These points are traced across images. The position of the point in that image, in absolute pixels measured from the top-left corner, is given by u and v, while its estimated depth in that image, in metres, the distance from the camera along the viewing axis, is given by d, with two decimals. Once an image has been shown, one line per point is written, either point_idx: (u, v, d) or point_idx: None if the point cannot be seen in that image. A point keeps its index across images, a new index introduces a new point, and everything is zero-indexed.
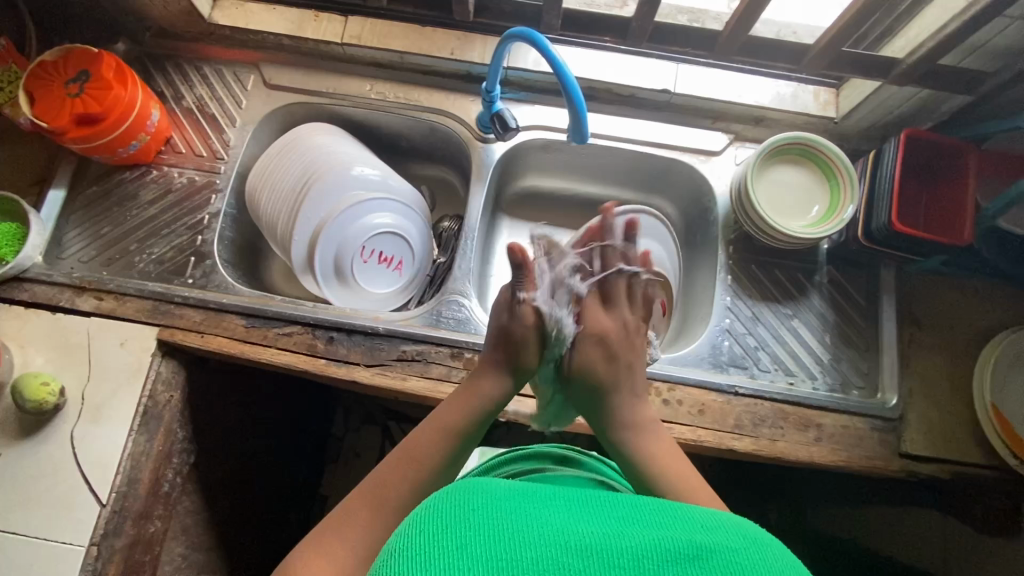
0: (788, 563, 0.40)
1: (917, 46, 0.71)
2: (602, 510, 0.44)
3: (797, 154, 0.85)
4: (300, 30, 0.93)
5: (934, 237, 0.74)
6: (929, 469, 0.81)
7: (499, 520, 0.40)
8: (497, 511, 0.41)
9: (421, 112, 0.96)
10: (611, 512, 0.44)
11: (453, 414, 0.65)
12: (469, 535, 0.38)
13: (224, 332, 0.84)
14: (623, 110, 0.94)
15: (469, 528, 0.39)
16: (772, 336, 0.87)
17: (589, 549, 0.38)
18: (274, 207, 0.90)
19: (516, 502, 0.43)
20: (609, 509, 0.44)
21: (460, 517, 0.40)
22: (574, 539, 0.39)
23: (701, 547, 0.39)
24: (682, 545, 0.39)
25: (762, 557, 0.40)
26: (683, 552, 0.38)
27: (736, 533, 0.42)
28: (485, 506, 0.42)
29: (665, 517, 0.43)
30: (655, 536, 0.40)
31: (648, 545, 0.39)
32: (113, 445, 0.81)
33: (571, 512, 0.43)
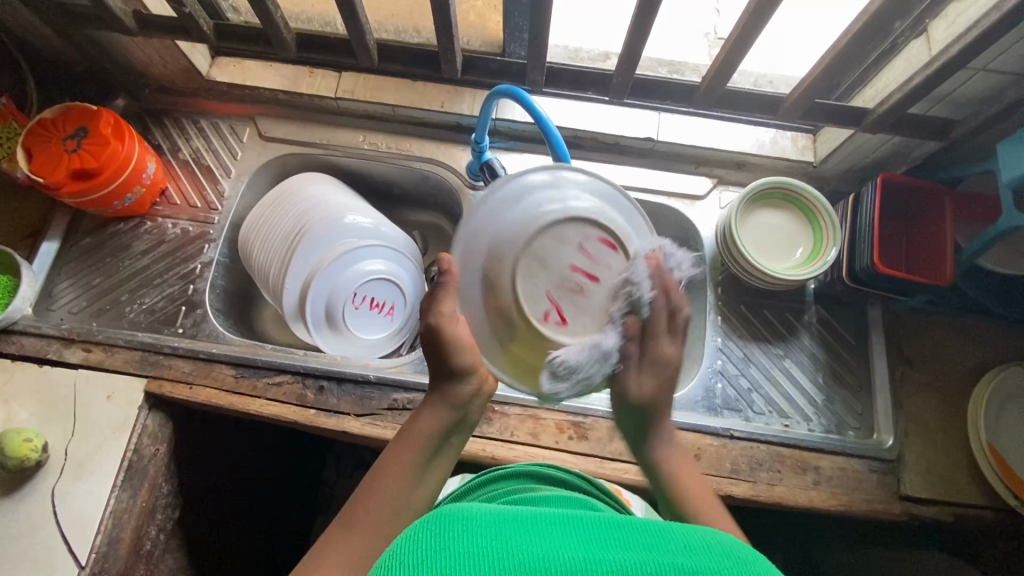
0: None
1: (887, 96, 0.74)
2: (586, 533, 0.43)
3: (780, 198, 0.87)
4: (295, 86, 0.97)
5: (917, 278, 0.76)
6: (931, 512, 0.79)
7: (475, 551, 0.40)
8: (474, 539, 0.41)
9: (412, 161, 0.98)
10: (593, 534, 0.43)
11: (427, 426, 0.62)
12: (449, 565, 0.39)
13: (214, 382, 0.83)
14: (609, 158, 0.97)
15: (449, 559, 0.39)
16: (765, 377, 0.87)
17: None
18: (266, 256, 0.91)
19: (502, 529, 0.42)
20: (596, 531, 0.43)
21: (437, 543, 0.41)
22: (551, 566, 0.38)
23: (683, 567, 0.38)
24: (663, 567, 0.38)
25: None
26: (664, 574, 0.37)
27: (720, 551, 0.40)
28: (464, 534, 0.41)
29: (644, 539, 0.42)
30: (636, 560, 0.39)
31: (628, 569, 0.38)
32: (95, 502, 0.78)
33: (554, 539, 0.42)
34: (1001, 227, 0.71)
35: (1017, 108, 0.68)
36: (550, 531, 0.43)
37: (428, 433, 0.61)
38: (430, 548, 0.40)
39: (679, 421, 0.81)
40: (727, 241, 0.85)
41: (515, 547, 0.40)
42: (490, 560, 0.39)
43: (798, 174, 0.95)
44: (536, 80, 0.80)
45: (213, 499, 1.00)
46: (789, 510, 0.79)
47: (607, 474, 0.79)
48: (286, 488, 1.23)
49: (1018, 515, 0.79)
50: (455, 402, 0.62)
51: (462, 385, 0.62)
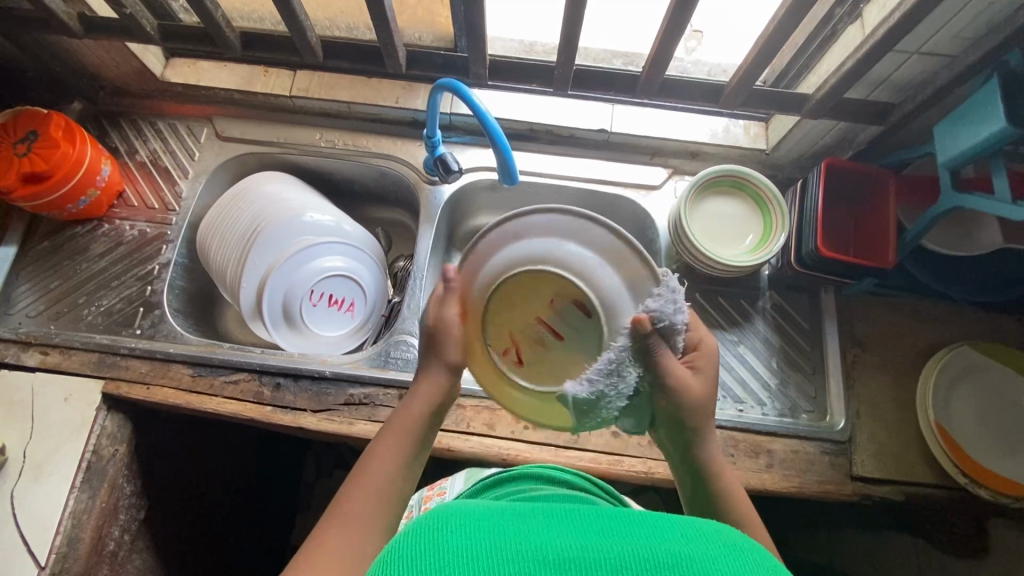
0: (767, 567, 0.40)
1: (824, 82, 0.74)
2: (584, 526, 0.44)
3: (730, 186, 0.87)
4: (249, 85, 0.97)
5: (860, 261, 0.77)
6: (882, 491, 0.81)
7: (476, 541, 0.40)
8: (477, 532, 0.41)
9: (369, 157, 0.99)
10: (593, 527, 0.44)
11: (407, 429, 0.58)
12: (453, 556, 0.39)
13: (170, 382, 0.84)
14: (564, 151, 0.98)
15: (453, 549, 0.40)
16: (719, 363, 0.88)
17: (567, 562, 0.39)
18: (223, 256, 0.91)
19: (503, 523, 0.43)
20: (596, 524, 0.45)
21: (444, 531, 0.41)
22: (552, 553, 0.39)
23: (680, 556, 0.39)
24: (660, 553, 0.39)
25: (745, 562, 0.39)
26: (661, 560, 0.38)
27: (716, 540, 0.42)
28: (466, 526, 0.42)
29: (643, 530, 0.43)
30: (634, 548, 0.40)
31: (626, 555, 0.39)
32: (54, 503, 0.79)
33: (552, 530, 0.43)
34: (940, 208, 0.72)
35: (949, 91, 0.69)
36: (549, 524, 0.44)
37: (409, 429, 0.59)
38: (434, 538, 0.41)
39: None
40: (678, 230, 0.86)
41: (517, 539, 0.41)
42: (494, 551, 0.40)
43: (752, 162, 0.96)
44: (480, 74, 0.80)
45: (182, 499, 1.01)
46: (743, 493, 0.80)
47: (562, 462, 0.79)
48: (262, 486, 1.23)
49: (966, 492, 0.80)
50: (435, 399, 0.59)
51: (449, 378, 0.59)
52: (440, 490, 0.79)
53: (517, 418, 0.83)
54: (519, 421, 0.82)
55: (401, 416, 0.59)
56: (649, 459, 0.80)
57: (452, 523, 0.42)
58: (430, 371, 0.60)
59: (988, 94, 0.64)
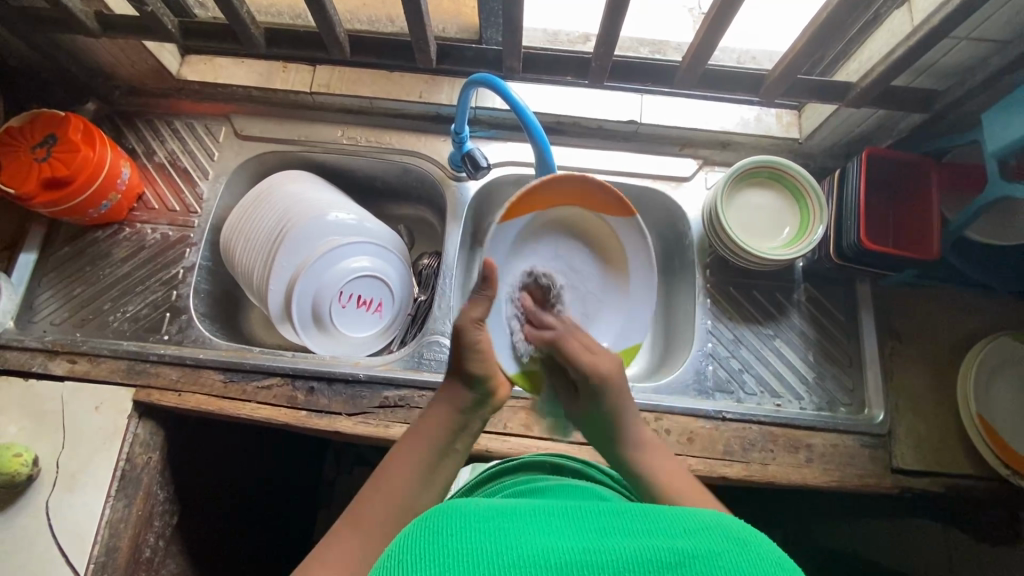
0: (774, 560, 0.39)
1: (869, 69, 0.72)
2: (585, 521, 0.43)
3: (767, 177, 0.86)
4: (268, 82, 0.94)
5: (904, 253, 0.75)
6: (922, 484, 0.80)
7: (475, 544, 0.39)
8: (471, 537, 0.40)
9: (393, 154, 0.96)
10: (597, 521, 0.43)
11: (432, 431, 0.60)
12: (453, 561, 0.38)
13: (202, 388, 0.82)
14: (593, 144, 0.96)
15: (453, 554, 0.38)
16: (756, 358, 0.87)
17: (570, 565, 0.38)
18: (249, 258, 0.89)
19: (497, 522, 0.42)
20: (599, 519, 0.43)
21: (438, 536, 0.40)
22: (554, 556, 0.38)
23: (684, 553, 0.38)
24: (663, 552, 0.38)
25: (748, 557, 0.39)
26: (664, 560, 0.38)
27: (721, 532, 0.41)
28: (467, 527, 0.41)
29: (645, 522, 0.42)
30: (638, 546, 0.39)
31: (630, 556, 0.38)
32: (90, 513, 0.78)
33: (553, 528, 0.42)
34: (987, 199, 0.71)
35: (1001, 77, 0.67)
36: (550, 523, 0.43)
37: (431, 434, 0.60)
38: (428, 550, 0.39)
39: (672, 406, 0.82)
40: (714, 223, 0.85)
41: (515, 539, 0.40)
42: (491, 559, 0.38)
43: (784, 151, 0.94)
44: (513, 67, 0.77)
45: (212, 504, 1.00)
46: (783, 489, 0.80)
47: (601, 461, 0.79)
48: (287, 486, 1.23)
49: (1007, 483, 0.79)
50: (460, 406, 0.63)
51: (470, 389, 0.64)
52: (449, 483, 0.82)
53: (555, 418, 0.82)
54: None
55: (428, 425, 0.61)
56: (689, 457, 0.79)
57: (450, 530, 0.41)
58: (449, 383, 0.65)
59: None
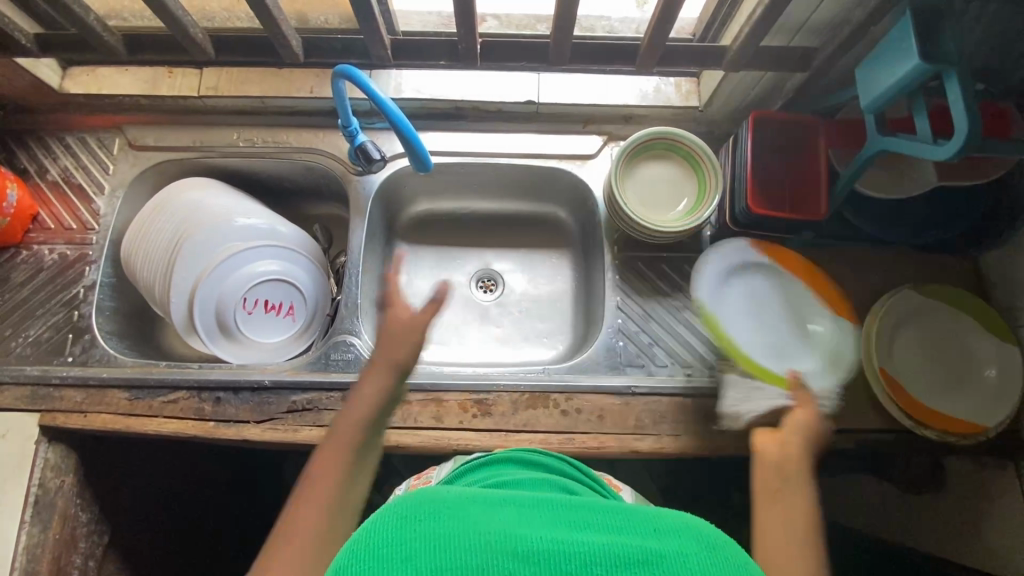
0: (738, 566, 0.42)
1: (739, 33, 0.70)
2: (560, 517, 0.46)
3: (663, 148, 0.85)
4: (155, 89, 0.92)
5: (793, 215, 0.75)
6: (832, 442, 0.81)
7: (453, 531, 0.41)
8: (446, 529, 0.42)
9: (292, 153, 0.94)
10: (574, 518, 0.46)
11: (357, 415, 0.61)
12: (421, 545, 0.41)
13: (108, 408, 0.81)
14: (494, 127, 0.94)
15: (426, 537, 0.41)
16: (666, 330, 0.87)
17: (537, 557, 0.40)
18: (149, 272, 0.88)
19: (467, 508, 0.44)
20: (589, 514, 0.46)
21: (408, 525, 0.42)
22: (522, 547, 0.41)
23: (654, 553, 0.41)
24: (635, 550, 0.41)
25: (717, 562, 0.41)
26: (634, 557, 0.41)
27: (693, 536, 0.43)
28: (443, 512, 0.43)
29: (625, 522, 0.45)
30: (605, 542, 0.42)
31: (596, 551, 0.41)
32: (5, 541, 0.78)
33: (524, 520, 0.44)
34: (867, 153, 0.70)
35: (865, 30, 0.66)
36: (525, 516, 0.45)
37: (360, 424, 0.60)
38: (396, 537, 0.41)
39: (581, 386, 0.82)
40: (612, 199, 0.84)
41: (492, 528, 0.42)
42: (466, 542, 0.41)
43: (687, 120, 0.93)
44: (383, 56, 0.73)
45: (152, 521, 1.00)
46: (696, 458, 0.80)
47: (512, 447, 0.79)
48: None
49: (914, 434, 0.80)
50: (375, 385, 0.64)
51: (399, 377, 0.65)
52: (425, 479, 0.75)
53: (465, 408, 0.81)
54: (467, 410, 0.81)
55: (358, 407, 0.62)
56: (600, 435, 0.80)
57: (424, 522, 0.42)
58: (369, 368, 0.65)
59: (902, 30, 0.60)
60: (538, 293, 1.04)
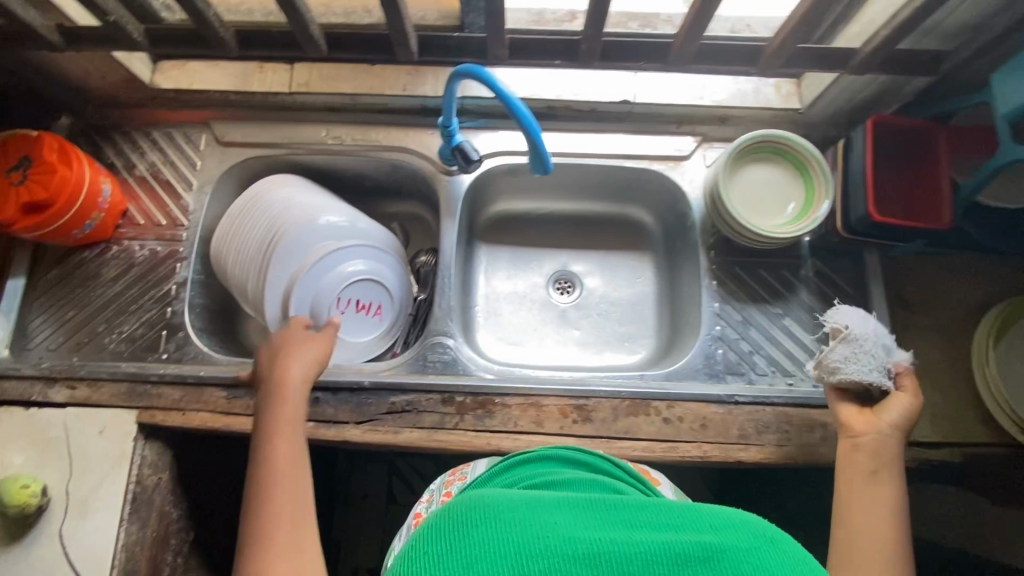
0: (804, 560, 0.40)
1: (873, 34, 0.68)
2: (618, 513, 0.43)
3: (770, 151, 0.83)
4: (246, 84, 0.91)
5: (914, 223, 0.73)
6: (941, 455, 0.79)
7: (505, 538, 0.40)
8: (494, 533, 0.40)
9: (381, 151, 0.93)
10: (619, 514, 0.43)
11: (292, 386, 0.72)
12: (476, 556, 0.39)
13: (206, 406, 0.81)
14: (587, 126, 0.92)
15: (479, 547, 0.40)
16: (766, 338, 0.85)
17: (594, 558, 0.39)
18: (242, 270, 0.87)
19: (516, 511, 0.42)
20: (634, 510, 0.43)
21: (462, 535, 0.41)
22: (579, 550, 0.39)
23: (712, 547, 0.39)
24: (691, 547, 0.39)
25: (781, 558, 0.39)
26: (688, 555, 0.39)
27: (750, 529, 0.41)
28: (490, 520, 0.41)
29: (678, 517, 0.42)
30: (662, 540, 0.40)
31: (654, 549, 0.39)
32: (105, 538, 0.77)
33: (581, 519, 0.42)
34: (1003, 160, 0.67)
35: (1010, 33, 0.64)
36: (575, 514, 0.42)
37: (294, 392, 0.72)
38: (453, 543, 0.40)
39: (682, 393, 0.81)
40: (716, 202, 0.82)
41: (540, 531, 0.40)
42: (514, 547, 0.39)
43: (785, 123, 0.91)
44: (499, 55, 0.72)
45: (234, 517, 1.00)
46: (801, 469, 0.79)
47: (615, 454, 0.78)
48: None
49: None
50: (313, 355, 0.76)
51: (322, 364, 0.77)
52: (462, 475, 0.69)
53: (565, 413, 0.80)
54: (567, 416, 0.80)
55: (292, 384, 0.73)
56: (703, 444, 0.78)
57: (481, 527, 0.41)
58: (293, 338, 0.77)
59: None
60: (618, 297, 1.01)
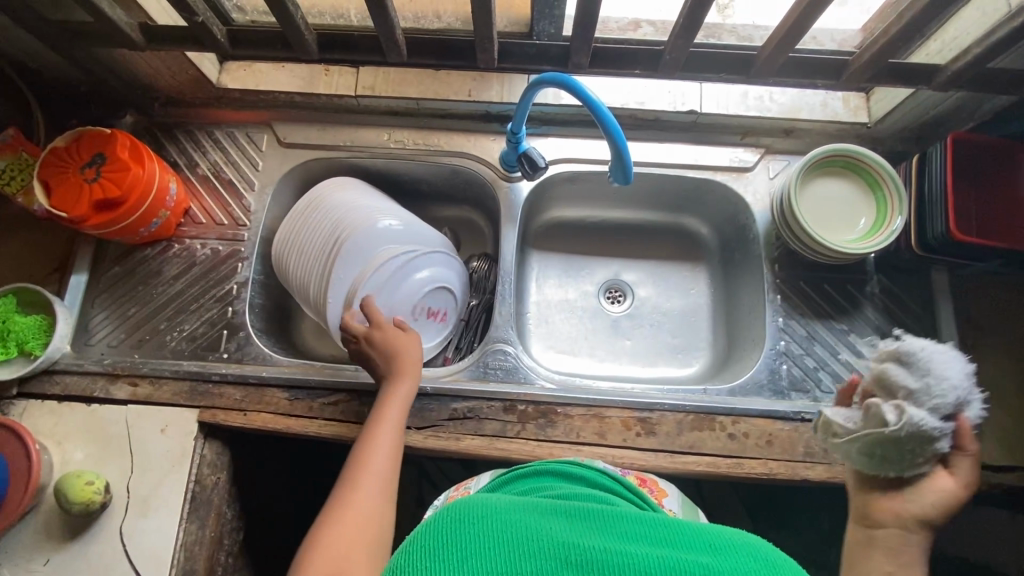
0: None
1: (962, 51, 0.67)
2: (606, 525, 0.47)
3: (841, 166, 0.82)
4: (311, 86, 0.92)
5: (995, 242, 0.72)
6: (1012, 480, 0.78)
7: (504, 534, 0.45)
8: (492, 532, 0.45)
9: (442, 156, 0.93)
10: (617, 528, 0.47)
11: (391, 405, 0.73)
12: (477, 544, 0.44)
13: (267, 407, 0.81)
14: (650, 136, 0.92)
15: (482, 537, 0.45)
16: (831, 354, 0.84)
17: (590, 562, 0.42)
18: (304, 271, 0.87)
19: (518, 516, 0.47)
20: (631, 524, 0.48)
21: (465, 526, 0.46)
22: (574, 553, 0.43)
23: (702, 566, 0.42)
24: (681, 561, 0.42)
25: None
26: (674, 565, 0.42)
27: (749, 554, 0.44)
28: (489, 517, 0.47)
29: (675, 535, 0.46)
30: (656, 552, 0.43)
31: (647, 559, 0.43)
32: (165, 538, 0.77)
33: (578, 526, 0.47)
34: None
35: None
36: (573, 524, 0.47)
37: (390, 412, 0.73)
38: (454, 533, 0.45)
39: (748, 408, 0.80)
40: (786, 216, 0.81)
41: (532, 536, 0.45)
42: (506, 544, 0.44)
43: (851, 137, 0.90)
44: (579, 64, 0.72)
45: (280, 519, 0.99)
46: None
47: (680, 469, 0.77)
48: None
49: None
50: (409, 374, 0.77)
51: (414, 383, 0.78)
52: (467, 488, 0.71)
53: (628, 425, 0.79)
54: (630, 428, 0.79)
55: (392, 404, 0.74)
56: (770, 460, 0.77)
57: (483, 523, 0.46)
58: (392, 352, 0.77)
59: None
60: (671, 308, 0.99)
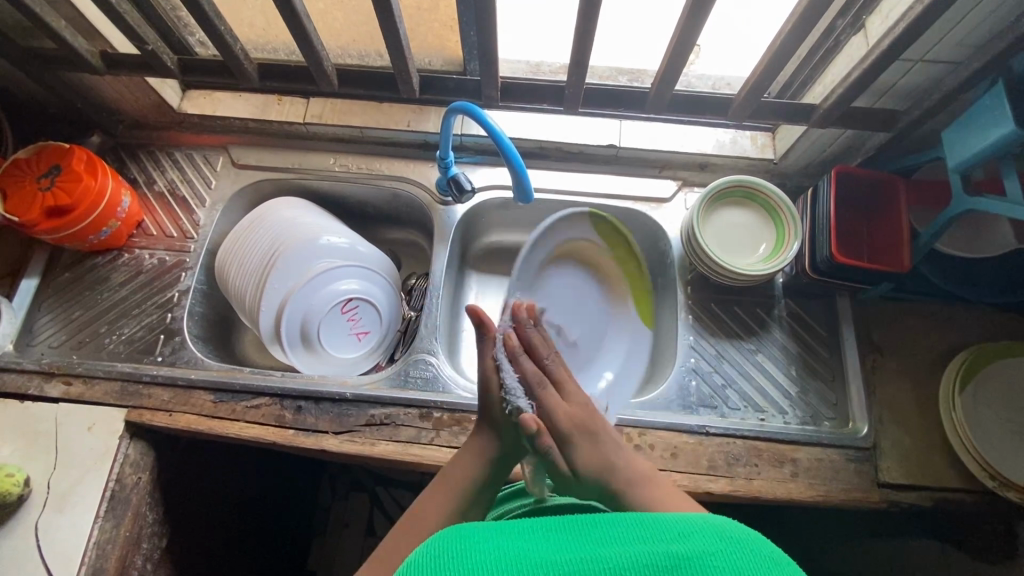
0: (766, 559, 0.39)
1: (831, 91, 0.75)
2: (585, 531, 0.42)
3: (742, 196, 0.89)
4: (264, 114, 0.99)
5: (875, 266, 0.77)
6: (909, 498, 0.80)
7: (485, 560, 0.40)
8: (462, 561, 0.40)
9: (382, 180, 1.00)
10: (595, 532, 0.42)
11: (462, 468, 0.62)
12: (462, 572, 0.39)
13: (192, 409, 0.84)
14: (574, 166, 0.99)
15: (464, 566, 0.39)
16: (739, 372, 0.88)
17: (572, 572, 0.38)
18: (242, 281, 0.92)
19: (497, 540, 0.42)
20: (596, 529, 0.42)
21: (436, 571, 0.39)
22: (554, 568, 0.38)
23: (675, 556, 0.38)
24: (657, 557, 0.38)
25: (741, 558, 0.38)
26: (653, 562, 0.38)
27: (710, 533, 0.40)
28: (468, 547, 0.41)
29: (644, 529, 0.41)
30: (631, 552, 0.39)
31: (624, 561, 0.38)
32: (78, 534, 0.78)
33: (553, 542, 0.42)
34: (954, 211, 0.72)
35: (954, 97, 0.70)
36: (554, 537, 0.42)
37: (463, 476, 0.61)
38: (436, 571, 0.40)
39: (654, 421, 0.82)
40: (691, 241, 0.87)
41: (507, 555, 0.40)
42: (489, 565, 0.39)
43: (760, 172, 0.97)
44: (493, 96, 0.84)
45: (205, 530, 0.98)
46: (769, 504, 0.79)
47: None
48: (286, 514, 1.19)
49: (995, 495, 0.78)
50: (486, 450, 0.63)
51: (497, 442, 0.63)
52: None
53: None
54: None
55: (462, 465, 0.62)
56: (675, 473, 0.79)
57: (458, 554, 0.41)
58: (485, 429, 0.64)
59: (996, 99, 0.64)
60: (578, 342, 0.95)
